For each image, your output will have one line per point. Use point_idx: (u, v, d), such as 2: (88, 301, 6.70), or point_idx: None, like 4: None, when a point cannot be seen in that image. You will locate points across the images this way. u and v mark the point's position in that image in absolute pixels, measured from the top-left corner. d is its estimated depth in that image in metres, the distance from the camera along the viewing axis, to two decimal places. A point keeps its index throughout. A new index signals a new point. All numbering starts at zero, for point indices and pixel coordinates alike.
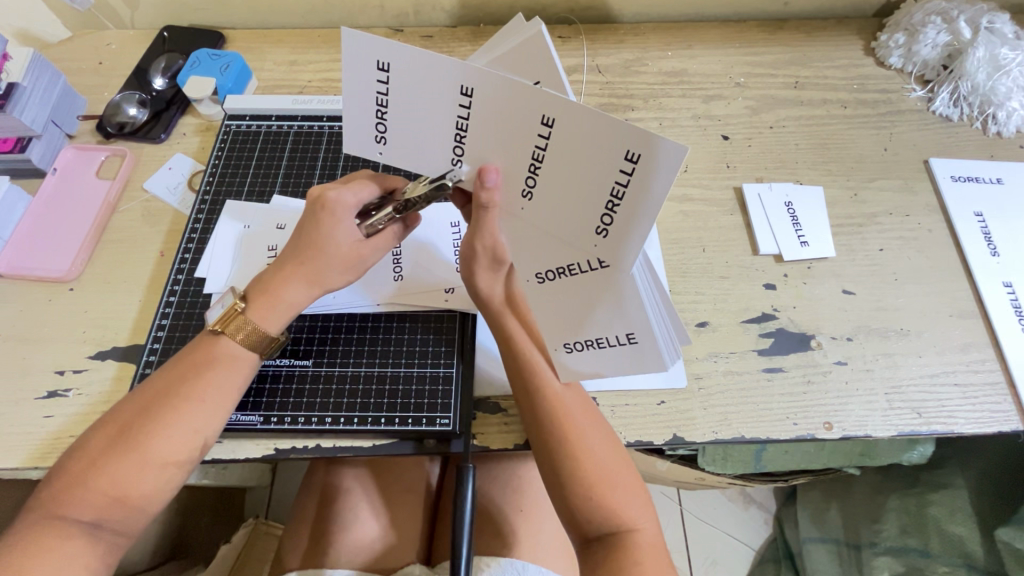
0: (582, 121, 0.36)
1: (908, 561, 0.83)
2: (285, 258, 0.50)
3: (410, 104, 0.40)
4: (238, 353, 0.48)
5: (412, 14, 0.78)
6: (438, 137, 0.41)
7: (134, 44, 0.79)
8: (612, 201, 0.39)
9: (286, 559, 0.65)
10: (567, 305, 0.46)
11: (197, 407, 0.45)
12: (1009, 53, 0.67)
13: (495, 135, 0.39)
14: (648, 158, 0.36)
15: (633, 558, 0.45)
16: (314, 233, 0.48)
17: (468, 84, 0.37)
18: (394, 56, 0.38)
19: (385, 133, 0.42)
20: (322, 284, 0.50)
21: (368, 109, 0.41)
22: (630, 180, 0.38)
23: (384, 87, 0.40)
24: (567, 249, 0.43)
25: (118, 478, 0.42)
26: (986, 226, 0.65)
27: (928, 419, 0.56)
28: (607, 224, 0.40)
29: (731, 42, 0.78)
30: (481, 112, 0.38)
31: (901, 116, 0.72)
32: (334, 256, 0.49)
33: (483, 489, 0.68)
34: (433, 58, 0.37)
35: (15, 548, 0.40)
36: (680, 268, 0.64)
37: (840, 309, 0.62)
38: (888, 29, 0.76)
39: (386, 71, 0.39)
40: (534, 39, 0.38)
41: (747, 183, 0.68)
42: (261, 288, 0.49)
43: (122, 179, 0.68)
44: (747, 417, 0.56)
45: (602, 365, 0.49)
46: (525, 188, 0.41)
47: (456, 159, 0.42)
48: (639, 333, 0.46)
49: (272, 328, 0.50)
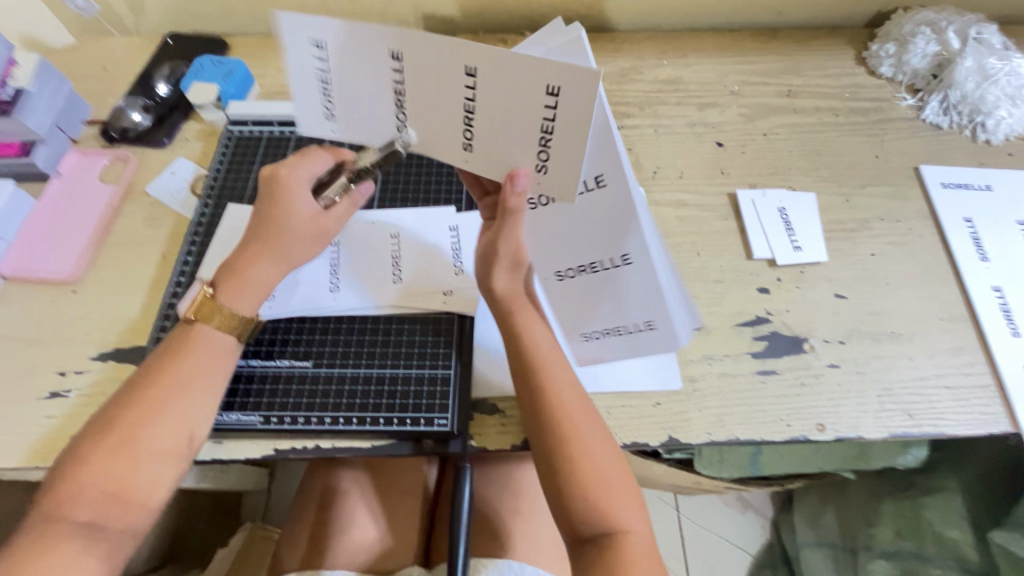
0: (510, 70, 0.37)
1: (901, 565, 0.84)
2: (248, 238, 0.50)
3: (351, 74, 0.41)
4: (216, 341, 0.50)
5: (413, 22, 0.79)
6: (379, 104, 0.42)
7: (138, 50, 0.80)
8: (544, 137, 0.40)
9: (285, 561, 0.66)
10: (586, 297, 0.52)
11: (186, 398, 0.47)
12: (997, 64, 0.69)
13: (434, 98, 0.40)
14: (572, 87, 0.37)
15: (625, 558, 0.46)
16: (270, 209, 0.49)
17: (398, 49, 0.38)
18: (326, 32, 0.40)
19: (331, 108, 0.44)
20: (288, 260, 0.51)
21: (314, 87, 0.43)
22: (558, 116, 0.38)
23: (322, 63, 0.41)
24: (592, 246, 0.48)
25: (113, 474, 0.43)
26: (975, 232, 0.66)
27: (920, 420, 0.57)
28: (545, 160, 0.41)
29: (725, 52, 0.79)
30: (413, 74, 0.39)
31: (892, 124, 0.74)
32: (292, 229, 0.50)
33: (480, 491, 0.68)
34: (364, 27, 0.38)
35: (18, 553, 0.41)
36: (676, 272, 0.65)
37: (832, 313, 0.62)
38: (879, 39, 0.77)
39: (323, 47, 0.40)
40: (574, 42, 0.40)
41: (741, 189, 0.69)
42: (228, 271, 0.50)
43: (125, 182, 0.69)
44: (741, 419, 0.57)
45: (607, 351, 0.57)
46: (539, 162, 0.41)
47: (467, 143, 0.42)
48: (657, 320, 0.51)
49: (245, 310, 0.50)
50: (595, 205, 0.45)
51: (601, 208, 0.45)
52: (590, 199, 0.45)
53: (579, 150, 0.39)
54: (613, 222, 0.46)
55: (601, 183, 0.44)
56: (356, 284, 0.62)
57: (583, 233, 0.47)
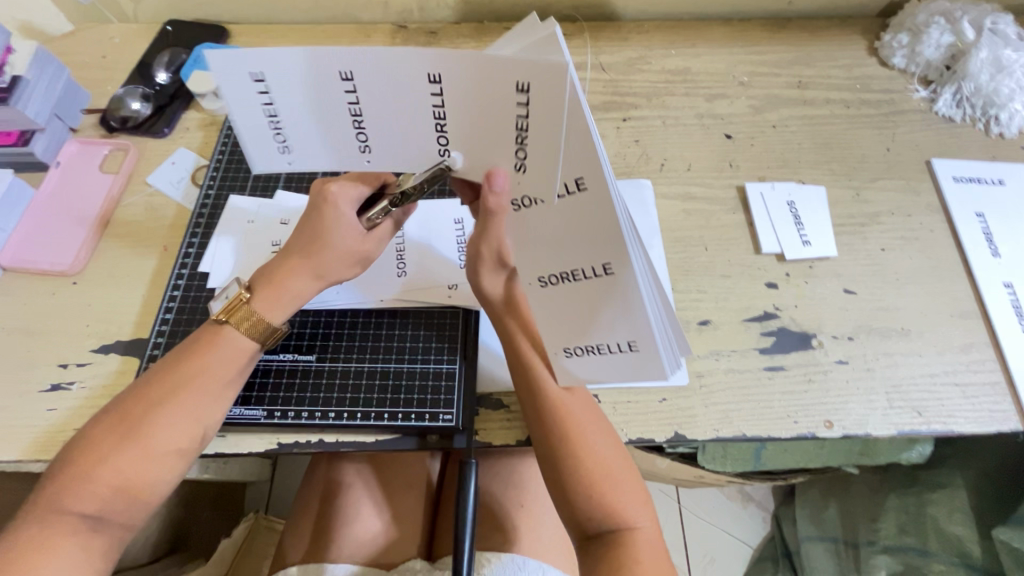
0: (478, 67, 0.34)
1: (904, 559, 0.84)
2: (289, 250, 0.50)
3: (303, 105, 0.39)
4: (237, 346, 0.48)
5: (417, 9, 0.78)
6: (336, 129, 0.40)
7: (137, 37, 0.79)
8: (520, 134, 0.37)
9: (287, 553, 0.65)
10: (572, 309, 0.46)
11: (202, 397, 0.46)
12: (1012, 55, 0.68)
13: (397, 113, 0.38)
14: (541, 84, 0.34)
15: (630, 554, 0.45)
16: (318, 223, 0.48)
17: (348, 70, 0.36)
18: (271, 67, 0.37)
19: (286, 141, 0.41)
20: (326, 277, 0.50)
21: (261, 126, 0.40)
22: (530, 111, 0.35)
23: (267, 99, 0.38)
24: (576, 251, 0.42)
25: (122, 471, 0.43)
26: (987, 226, 0.65)
27: (929, 418, 0.56)
28: (523, 159, 0.38)
29: (734, 42, 0.78)
30: (371, 93, 0.37)
31: (903, 116, 0.73)
32: (338, 249, 0.48)
33: (484, 485, 0.68)
34: (310, 53, 0.36)
35: (19, 542, 0.41)
36: (683, 267, 0.64)
37: (841, 308, 0.62)
38: (891, 29, 0.76)
39: (264, 81, 0.38)
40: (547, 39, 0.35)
41: (750, 182, 0.68)
42: (267, 279, 0.49)
43: (125, 173, 0.68)
44: (748, 415, 0.57)
45: (601, 372, 0.49)
46: (518, 161, 0.38)
47: (444, 149, 0.40)
48: (641, 341, 0.46)
49: (275, 320, 0.49)
50: (576, 212, 0.40)
51: (584, 217, 0.40)
52: (571, 204, 0.39)
53: (555, 139, 0.36)
54: (597, 231, 0.40)
55: (582, 186, 0.38)
56: (360, 280, 0.61)
57: (561, 240, 0.42)
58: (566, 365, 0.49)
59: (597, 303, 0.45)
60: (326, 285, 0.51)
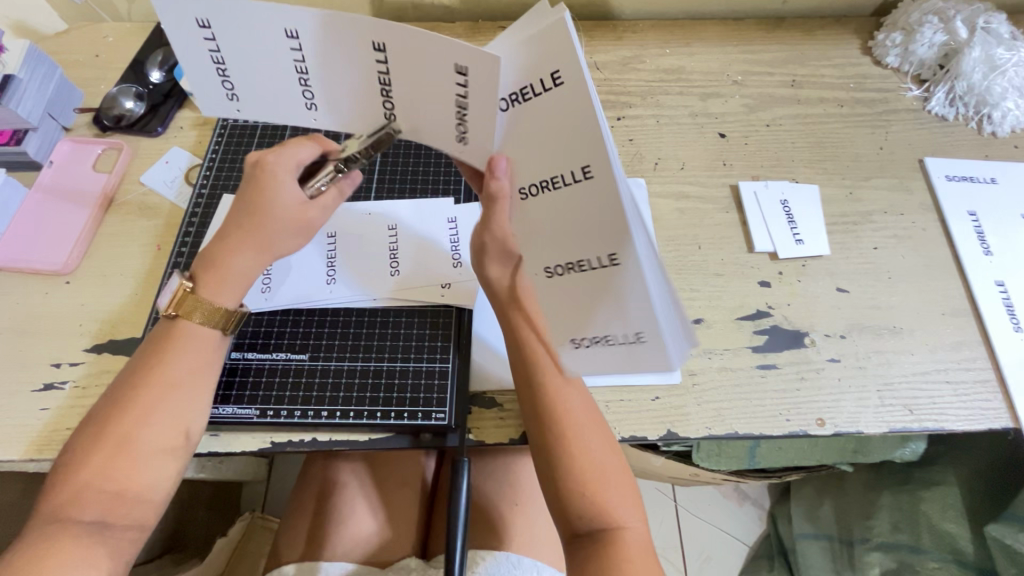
0: (416, 46, 0.35)
1: (899, 556, 0.84)
2: (227, 228, 0.48)
3: (247, 56, 0.39)
4: (198, 334, 0.48)
5: (410, 7, 0.78)
6: (285, 84, 0.41)
7: (131, 36, 0.78)
8: (460, 112, 0.37)
9: (283, 552, 0.65)
10: (575, 298, 0.43)
11: (177, 394, 0.46)
12: (1005, 54, 0.68)
13: (342, 77, 0.39)
14: (477, 70, 0.35)
15: (622, 553, 0.45)
16: (254, 196, 0.47)
17: (291, 27, 0.37)
18: (218, 15, 0.38)
19: (233, 89, 0.42)
20: (271, 250, 0.49)
21: (209, 68, 0.41)
22: (469, 92, 0.36)
23: (213, 45, 0.39)
24: (583, 239, 0.40)
25: (113, 474, 0.43)
26: (979, 225, 0.66)
27: (920, 415, 0.57)
28: (465, 132, 0.39)
29: (729, 41, 0.78)
30: (318, 52, 0.38)
31: (897, 115, 0.73)
32: (278, 220, 0.47)
33: (480, 484, 0.68)
34: (252, 8, 0.37)
35: (25, 553, 0.41)
36: (676, 265, 0.64)
37: (834, 306, 0.62)
38: (885, 28, 0.76)
39: (210, 27, 0.38)
40: (558, 25, 0.34)
41: (744, 180, 0.68)
42: (209, 261, 0.48)
43: (118, 173, 0.68)
44: (740, 413, 0.57)
45: (598, 365, 0.45)
46: (459, 132, 0.39)
47: (390, 115, 0.40)
48: (645, 331, 0.42)
49: (226, 301, 0.49)
50: (579, 201, 0.39)
51: (584, 206, 0.39)
52: (573, 193, 0.39)
53: (544, 126, 0.37)
54: (603, 222, 0.39)
55: (588, 174, 0.38)
56: (352, 278, 0.61)
57: (563, 229, 0.41)
58: (574, 356, 0.45)
59: (608, 293, 0.42)
60: (272, 259, 0.50)
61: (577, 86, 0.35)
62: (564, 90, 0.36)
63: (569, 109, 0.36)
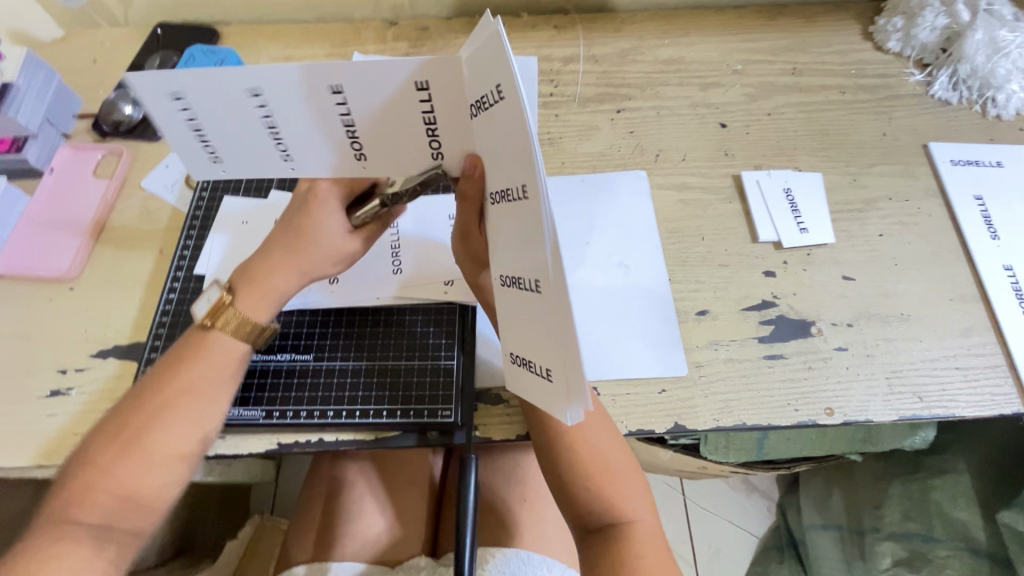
0: (367, 73, 0.34)
1: (909, 546, 0.84)
2: (272, 245, 0.49)
3: (219, 120, 0.39)
4: (229, 347, 0.48)
5: (407, 6, 0.77)
6: (257, 141, 0.40)
7: (128, 42, 0.78)
8: (430, 128, 0.37)
9: (292, 553, 0.65)
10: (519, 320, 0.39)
11: (198, 400, 0.46)
12: (1008, 35, 0.67)
13: (307, 123, 0.38)
14: (437, 80, 0.34)
15: (634, 551, 0.45)
16: (303, 220, 0.48)
17: (252, 87, 0.36)
18: (189, 85, 0.36)
19: (216, 152, 0.41)
20: (310, 275, 0.50)
21: (187, 138, 0.40)
22: (435, 106, 0.36)
23: (189, 115, 0.38)
24: (521, 258, 0.36)
25: (124, 478, 0.43)
26: (986, 209, 0.65)
27: (930, 403, 0.56)
28: (438, 148, 0.39)
29: (728, 30, 0.77)
30: (280, 106, 0.37)
31: (900, 101, 0.72)
32: (321, 245, 0.48)
33: (487, 481, 0.68)
34: (210, 74, 0.36)
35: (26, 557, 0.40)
36: (680, 257, 0.64)
37: (840, 295, 0.61)
38: (886, 13, 0.75)
39: (184, 99, 0.37)
40: (493, 41, 0.30)
41: (746, 170, 0.68)
42: (249, 278, 0.49)
43: (119, 177, 0.68)
44: (747, 404, 0.56)
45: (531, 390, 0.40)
46: (433, 150, 0.39)
47: (359, 153, 0.40)
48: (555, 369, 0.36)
49: (262, 317, 0.49)
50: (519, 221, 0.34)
51: (524, 227, 0.34)
52: (518, 210, 0.34)
53: (494, 140, 0.34)
54: (529, 242, 0.34)
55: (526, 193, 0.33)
56: (354, 278, 0.61)
57: (513, 244, 0.36)
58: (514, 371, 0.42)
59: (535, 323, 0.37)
60: (309, 283, 0.50)
61: (513, 103, 0.31)
62: (507, 105, 0.31)
63: (511, 128, 0.32)
